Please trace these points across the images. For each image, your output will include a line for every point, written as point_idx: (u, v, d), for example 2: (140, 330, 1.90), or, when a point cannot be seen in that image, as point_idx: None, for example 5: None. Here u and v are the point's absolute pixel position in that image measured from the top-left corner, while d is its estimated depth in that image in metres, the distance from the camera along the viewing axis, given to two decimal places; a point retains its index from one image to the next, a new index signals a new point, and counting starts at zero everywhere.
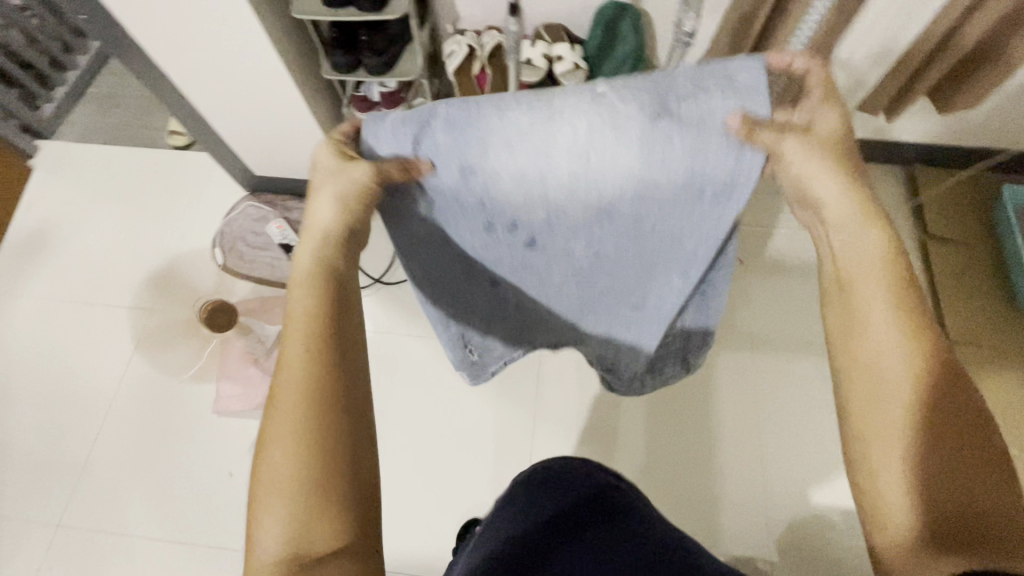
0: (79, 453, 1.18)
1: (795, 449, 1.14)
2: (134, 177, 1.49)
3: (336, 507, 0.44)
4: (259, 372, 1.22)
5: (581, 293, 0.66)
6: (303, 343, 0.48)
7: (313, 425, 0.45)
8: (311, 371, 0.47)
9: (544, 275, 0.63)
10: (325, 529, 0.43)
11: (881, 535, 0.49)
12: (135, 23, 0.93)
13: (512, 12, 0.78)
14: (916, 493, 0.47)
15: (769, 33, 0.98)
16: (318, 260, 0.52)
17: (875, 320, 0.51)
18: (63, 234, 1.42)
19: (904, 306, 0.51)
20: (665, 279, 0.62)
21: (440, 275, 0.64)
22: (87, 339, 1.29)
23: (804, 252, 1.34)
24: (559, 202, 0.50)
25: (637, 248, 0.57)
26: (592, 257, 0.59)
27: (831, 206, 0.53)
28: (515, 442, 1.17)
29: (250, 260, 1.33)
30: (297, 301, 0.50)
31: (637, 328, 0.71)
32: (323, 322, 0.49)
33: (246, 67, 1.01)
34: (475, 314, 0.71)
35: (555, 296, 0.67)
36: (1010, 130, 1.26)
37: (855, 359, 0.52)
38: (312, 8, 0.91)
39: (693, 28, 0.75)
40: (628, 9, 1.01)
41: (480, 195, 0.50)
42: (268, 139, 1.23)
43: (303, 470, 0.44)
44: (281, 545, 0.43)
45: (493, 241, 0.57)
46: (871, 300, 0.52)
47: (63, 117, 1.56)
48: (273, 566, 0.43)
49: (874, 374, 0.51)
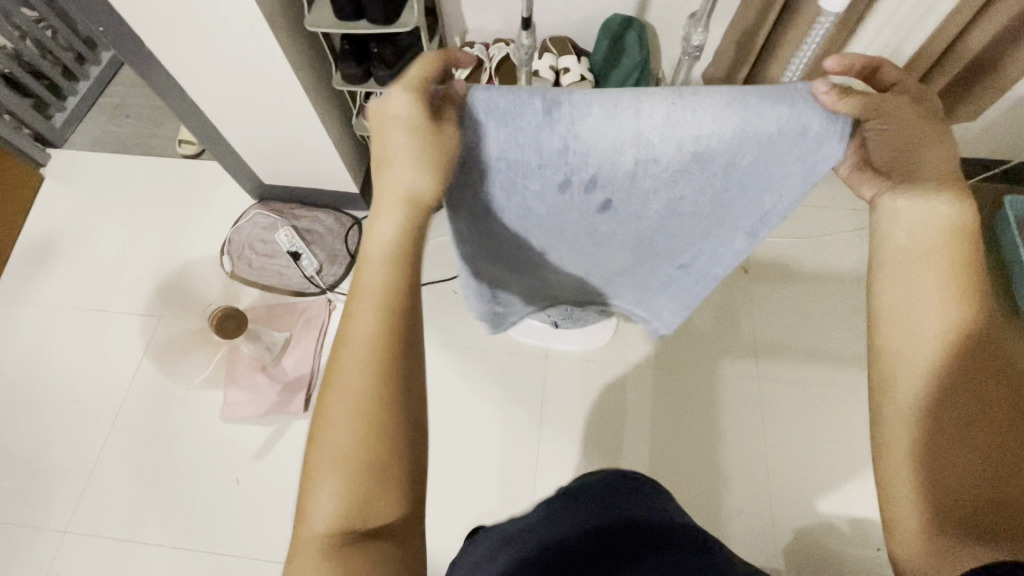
0: (86, 459, 1.19)
1: (806, 454, 1.15)
2: (144, 186, 1.51)
3: (394, 484, 0.43)
4: (267, 379, 1.25)
5: (633, 251, 0.69)
6: (374, 317, 0.45)
7: (377, 400, 0.43)
8: (378, 346, 0.45)
9: (599, 236, 0.65)
10: (383, 504, 0.43)
11: (901, 529, 0.45)
12: (151, 35, 0.95)
13: (523, 25, 0.80)
14: (926, 480, 0.45)
15: (772, 45, 1.01)
16: (399, 230, 0.47)
17: (913, 302, 0.49)
18: (73, 241, 1.44)
19: (967, 286, 0.47)
20: (728, 239, 0.65)
21: (492, 244, 0.65)
22: (97, 346, 1.30)
23: (807, 260, 1.35)
24: (652, 147, 0.49)
25: (705, 215, 0.60)
26: (657, 222, 0.62)
27: (889, 172, 0.50)
28: (520, 448, 1.17)
29: (259, 268, 1.35)
30: (371, 275, 0.47)
31: (676, 287, 0.78)
32: (397, 296, 0.46)
33: (259, 78, 1.03)
34: (509, 276, 0.75)
35: (603, 254, 0.70)
36: (1009, 140, 1.28)
37: (889, 337, 0.50)
38: (325, 20, 0.93)
39: (702, 42, 0.77)
40: (633, 23, 1.03)
41: (564, 140, 0.49)
42: (278, 148, 1.25)
43: (366, 444, 0.43)
44: (336, 518, 0.41)
45: (563, 202, 0.57)
46: (914, 280, 0.49)
47: (75, 126, 1.59)
48: (324, 538, 0.41)
49: (909, 351, 0.48)
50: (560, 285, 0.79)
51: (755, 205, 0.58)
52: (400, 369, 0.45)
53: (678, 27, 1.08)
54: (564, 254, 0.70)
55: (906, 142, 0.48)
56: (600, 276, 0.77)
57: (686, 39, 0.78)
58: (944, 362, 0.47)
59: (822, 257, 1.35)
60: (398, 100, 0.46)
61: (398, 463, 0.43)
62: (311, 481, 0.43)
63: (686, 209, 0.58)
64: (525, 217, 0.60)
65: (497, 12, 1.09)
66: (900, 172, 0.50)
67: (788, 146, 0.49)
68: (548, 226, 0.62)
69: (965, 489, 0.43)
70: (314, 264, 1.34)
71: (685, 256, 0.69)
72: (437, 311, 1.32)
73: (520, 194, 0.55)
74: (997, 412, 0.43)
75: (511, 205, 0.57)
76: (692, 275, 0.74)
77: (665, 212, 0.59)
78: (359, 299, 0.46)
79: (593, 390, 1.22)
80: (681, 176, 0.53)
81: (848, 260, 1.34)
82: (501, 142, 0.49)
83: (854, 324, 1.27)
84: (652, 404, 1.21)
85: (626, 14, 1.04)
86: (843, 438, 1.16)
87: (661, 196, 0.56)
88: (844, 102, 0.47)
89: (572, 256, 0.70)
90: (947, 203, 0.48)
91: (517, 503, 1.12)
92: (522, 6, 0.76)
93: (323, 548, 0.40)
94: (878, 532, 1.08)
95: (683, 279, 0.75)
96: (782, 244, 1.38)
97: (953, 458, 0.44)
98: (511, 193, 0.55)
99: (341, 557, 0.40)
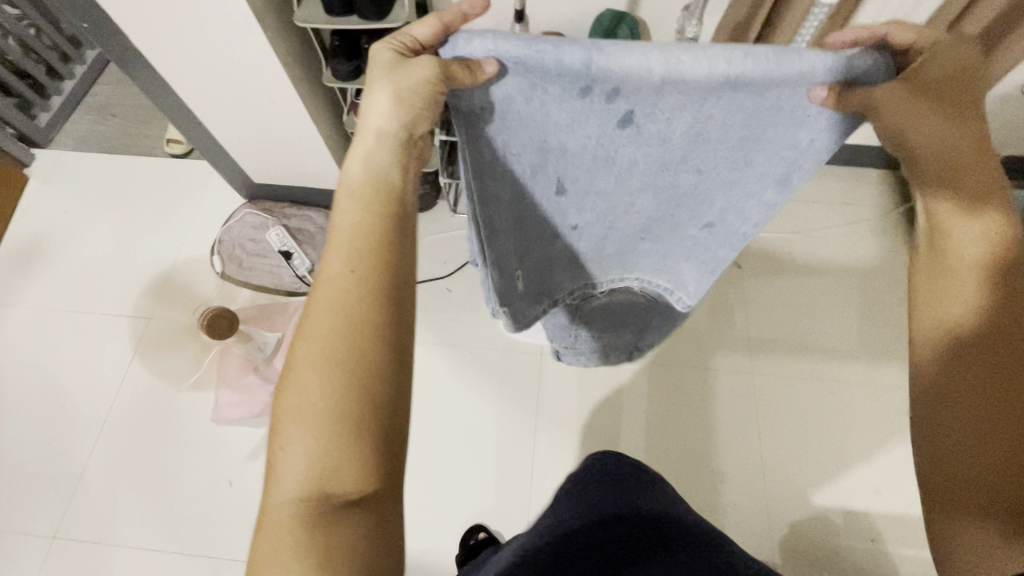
0: (76, 463, 1.17)
1: (807, 443, 1.16)
2: (131, 186, 1.49)
3: (366, 449, 0.41)
4: (259, 380, 1.22)
5: (658, 200, 0.63)
6: (344, 262, 0.45)
7: (345, 348, 0.43)
8: (348, 292, 0.44)
9: (620, 171, 0.58)
10: (352, 471, 0.41)
11: (946, 521, 0.44)
12: (137, 31, 0.94)
13: (517, 19, 0.80)
14: (967, 467, 0.44)
15: (764, 40, 1.01)
16: (367, 168, 0.49)
17: (964, 282, 0.47)
18: (59, 242, 1.41)
19: (999, 252, 0.46)
20: (757, 189, 0.59)
21: (502, 189, 0.58)
22: (86, 348, 1.28)
23: (800, 254, 1.36)
24: (682, 71, 0.43)
25: (734, 148, 0.54)
26: (675, 156, 0.55)
27: (942, 147, 0.47)
28: (517, 444, 1.17)
29: (251, 268, 1.34)
30: (342, 216, 0.47)
31: (700, 247, 0.71)
32: (370, 242, 0.46)
33: (248, 74, 1.02)
34: (517, 239, 0.68)
35: (627, 204, 0.63)
36: (997, 134, 1.30)
37: (937, 318, 0.48)
38: (315, 15, 0.92)
39: (696, 34, 0.77)
40: (625, 18, 1.03)
41: (587, 51, 0.42)
42: (269, 146, 1.24)
43: (332, 398, 0.42)
44: (303, 479, 0.41)
45: (582, 116, 0.50)
46: (963, 257, 0.47)
47: (60, 125, 1.56)
48: (290, 499, 0.40)
49: (939, 317, 0.48)
50: (583, 248, 0.73)
51: (784, 140, 0.52)
52: (369, 317, 0.44)
53: (670, 22, 1.08)
54: (584, 202, 0.63)
55: (902, 119, 0.45)
56: (620, 236, 0.70)
57: (680, 32, 0.78)
58: (981, 334, 0.46)
59: (815, 250, 1.36)
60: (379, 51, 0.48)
61: (368, 417, 0.42)
62: (280, 438, 0.42)
63: (714, 140, 0.52)
64: (543, 144, 0.53)
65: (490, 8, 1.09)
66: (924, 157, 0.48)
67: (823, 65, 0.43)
68: (563, 165, 0.57)
69: (979, 471, 0.43)
70: (305, 263, 1.33)
71: (707, 209, 0.64)
72: (433, 309, 1.31)
73: (538, 107, 0.48)
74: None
75: (528, 123, 0.51)
76: (716, 237, 0.68)
77: (690, 138, 0.52)
78: (331, 247, 0.46)
79: (589, 386, 1.22)
80: (712, 94, 0.46)
81: (841, 253, 1.36)
82: (514, 53, 0.43)
83: (845, 314, 1.29)
84: (647, 399, 1.21)
85: (619, 9, 1.03)
86: (843, 429, 1.17)
87: (687, 115, 0.49)
88: (848, 97, 0.46)
89: (592, 206, 0.63)
90: (976, 184, 0.47)
91: (513, 501, 1.12)
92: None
93: (296, 513, 0.40)
94: (874, 523, 1.09)
95: (706, 233, 0.68)
96: (774, 239, 1.38)
97: (967, 433, 0.44)
98: (533, 111, 0.49)
99: (315, 521, 0.39)
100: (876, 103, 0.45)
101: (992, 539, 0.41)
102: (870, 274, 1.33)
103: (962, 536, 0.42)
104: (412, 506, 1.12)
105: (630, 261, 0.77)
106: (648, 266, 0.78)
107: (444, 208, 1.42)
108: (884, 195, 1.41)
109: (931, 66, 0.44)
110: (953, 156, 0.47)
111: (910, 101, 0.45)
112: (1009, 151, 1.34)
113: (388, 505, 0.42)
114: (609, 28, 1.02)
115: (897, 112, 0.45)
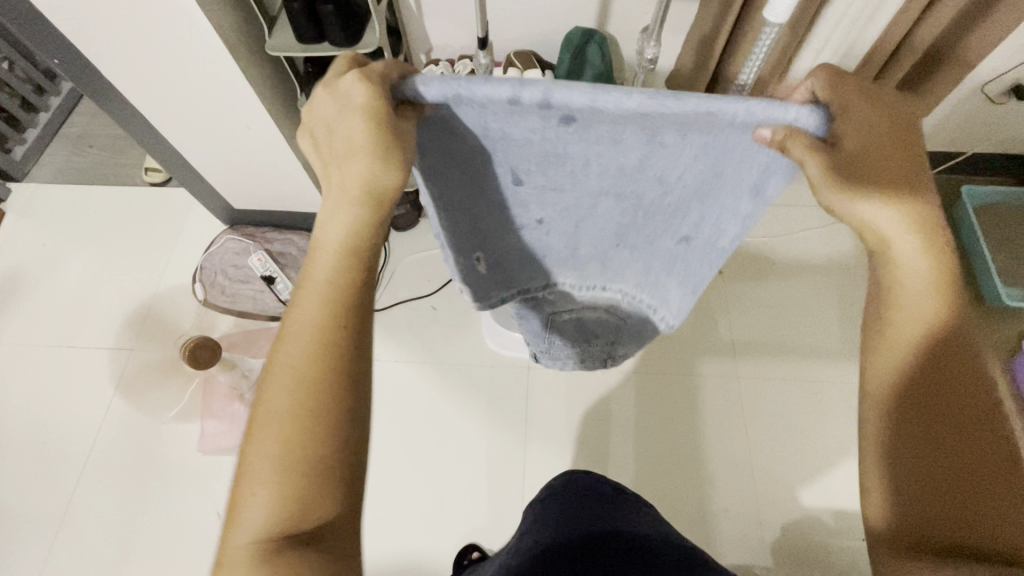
0: (57, 502, 1.15)
1: (795, 448, 1.16)
2: (110, 217, 1.48)
3: (326, 493, 0.42)
4: (244, 408, 1.21)
5: (623, 205, 0.64)
6: (319, 313, 0.45)
7: (315, 391, 0.43)
8: (319, 341, 0.45)
9: (580, 172, 0.59)
10: (321, 509, 0.42)
11: (875, 526, 0.48)
12: (109, 63, 0.94)
13: (481, 45, 0.81)
14: (891, 482, 0.47)
15: (730, 50, 1.03)
16: (347, 232, 0.47)
17: (910, 305, 0.48)
18: (37, 276, 1.40)
19: (945, 281, 0.47)
20: (732, 202, 0.59)
21: (455, 180, 0.60)
22: (66, 383, 1.26)
23: (779, 256, 1.38)
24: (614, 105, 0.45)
25: (698, 159, 0.54)
26: (634, 159, 0.56)
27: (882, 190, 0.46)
28: (507, 459, 1.17)
29: (234, 295, 1.33)
30: (319, 267, 0.47)
31: (681, 264, 0.71)
32: (344, 293, 0.46)
33: (224, 102, 1.02)
34: (476, 231, 0.69)
35: (593, 205, 0.65)
36: (961, 135, 1.34)
37: (883, 342, 0.50)
38: (287, 44, 0.93)
39: (656, 55, 0.77)
40: (594, 35, 1.05)
41: (512, 86, 0.45)
42: (246, 172, 1.23)
43: (299, 443, 0.42)
44: (266, 523, 0.41)
45: (520, 114, 0.49)
46: (908, 284, 0.48)
47: (36, 157, 1.55)
48: (251, 539, 0.40)
49: (898, 341, 0.49)
50: (551, 241, 0.73)
51: (750, 159, 0.52)
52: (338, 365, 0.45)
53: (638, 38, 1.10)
54: (545, 196, 0.63)
55: (863, 150, 0.45)
56: (592, 236, 0.71)
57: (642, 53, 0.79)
58: (926, 358, 0.47)
59: (795, 252, 1.38)
60: (352, 86, 0.45)
61: (331, 463, 0.42)
62: (246, 482, 0.42)
63: (669, 151, 0.53)
64: (485, 133, 0.53)
65: (461, 33, 1.11)
66: (861, 191, 0.45)
67: (764, 107, 0.45)
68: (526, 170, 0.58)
69: (911, 490, 0.46)
70: (288, 286, 1.32)
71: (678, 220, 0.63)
72: (418, 327, 1.31)
73: (474, 108, 0.49)
74: (962, 406, 0.45)
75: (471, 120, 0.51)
76: (694, 250, 0.68)
77: (645, 142, 0.53)
78: (306, 294, 0.47)
79: (577, 399, 1.22)
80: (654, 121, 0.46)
81: (819, 254, 1.38)
82: (446, 89, 0.46)
83: (827, 319, 1.30)
84: (635, 411, 1.21)
85: (587, 27, 1.06)
86: (826, 431, 1.18)
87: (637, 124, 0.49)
88: (795, 142, 0.46)
89: (554, 202, 0.64)
90: (923, 199, 0.47)
91: (506, 518, 1.11)
92: (480, 28, 0.77)
93: (252, 553, 0.40)
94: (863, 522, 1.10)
95: (685, 247, 0.68)
96: (754, 245, 1.40)
97: (904, 450, 0.47)
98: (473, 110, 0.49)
99: (272, 561, 0.39)
100: (807, 161, 0.46)
101: (916, 551, 0.44)
102: (849, 278, 1.34)
103: (898, 547, 0.45)
104: (403, 531, 1.11)
105: (607, 269, 0.78)
106: (634, 277, 0.78)
107: (425, 226, 1.43)
108: None
109: (859, 125, 0.45)
110: (890, 185, 0.45)
111: (862, 152, 0.45)
112: (974, 150, 1.38)
113: (344, 546, 0.42)
114: (579, 44, 1.04)
115: (863, 150, 0.45)
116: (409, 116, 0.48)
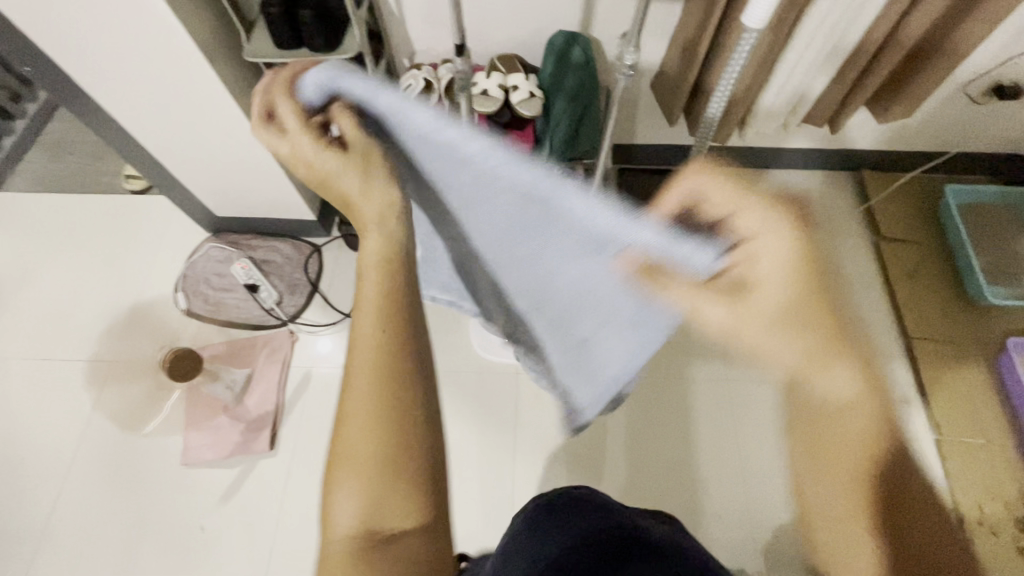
0: (37, 519, 1.12)
1: (779, 445, 1.17)
2: (89, 226, 1.45)
3: (409, 490, 0.46)
4: (229, 420, 1.19)
5: (522, 258, 0.68)
6: (373, 326, 0.48)
7: (382, 399, 0.46)
8: (377, 354, 0.47)
9: (481, 220, 0.62)
10: (398, 507, 0.46)
11: None
12: (82, 70, 0.91)
13: (460, 51, 0.79)
14: None
15: (714, 53, 1.02)
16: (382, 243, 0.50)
17: (849, 414, 0.53)
18: (14, 287, 1.37)
19: (872, 397, 0.52)
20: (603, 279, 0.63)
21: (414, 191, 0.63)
22: (44, 398, 1.23)
23: None
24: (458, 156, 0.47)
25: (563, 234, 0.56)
26: (539, 223, 0.56)
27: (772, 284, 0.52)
28: (498, 466, 1.16)
29: (217, 303, 1.31)
30: (365, 285, 0.50)
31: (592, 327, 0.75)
32: (391, 309, 0.49)
33: (202, 109, 1.00)
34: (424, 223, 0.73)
35: (499, 250, 0.68)
36: (944, 134, 1.35)
37: (824, 449, 0.54)
38: (265, 50, 0.91)
39: (635, 62, 0.78)
40: (577, 39, 1.05)
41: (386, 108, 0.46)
42: (227, 179, 1.21)
43: (379, 446, 0.46)
44: (355, 516, 0.46)
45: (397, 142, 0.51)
46: (828, 395, 0.54)
47: (12, 165, 1.52)
48: (348, 534, 0.45)
49: (837, 448, 0.53)
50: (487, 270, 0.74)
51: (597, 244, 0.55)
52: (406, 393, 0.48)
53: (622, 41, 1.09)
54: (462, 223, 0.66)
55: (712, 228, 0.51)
56: (513, 281, 0.74)
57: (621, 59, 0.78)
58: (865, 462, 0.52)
59: None
60: (279, 145, 0.47)
61: (409, 460, 0.47)
62: (332, 480, 0.47)
63: (575, 232, 0.53)
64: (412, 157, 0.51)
65: (444, 36, 1.09)
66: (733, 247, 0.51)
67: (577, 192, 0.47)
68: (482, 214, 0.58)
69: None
70: (272, 294, 1.31)
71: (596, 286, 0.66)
72: None
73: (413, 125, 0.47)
74: (893, 509, 0.51)
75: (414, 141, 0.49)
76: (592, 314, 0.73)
77: (518, 208, 0.55)
78: (360, 307, 0.49)
79: None
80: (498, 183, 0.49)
81: None
82: (325, 88, 0.46)
83: None
84: (625, 413, 1.20)
85: (570, 30, 1.05)
86: None
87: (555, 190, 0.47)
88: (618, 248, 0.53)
89: (473, 233, 0.67)
90: (845, 344, 0.53)
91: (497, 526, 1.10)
92: (458, 34, 0.76)
93: (347, 546, 0.45)
94: None
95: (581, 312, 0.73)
96: None
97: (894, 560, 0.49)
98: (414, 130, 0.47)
99: (365, 554, 0.44)
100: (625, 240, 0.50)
101: None
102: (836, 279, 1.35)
103: None
104: None
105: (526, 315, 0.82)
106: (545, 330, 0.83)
107: None
108: (844, 196, 1.45)
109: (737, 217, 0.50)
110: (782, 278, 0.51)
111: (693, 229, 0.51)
112: (958, 149, 1.39)
113: (433, 529, 0.48)
114: (563, 48, 1.04)
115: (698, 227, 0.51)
116: (351, 125, 0.47)
